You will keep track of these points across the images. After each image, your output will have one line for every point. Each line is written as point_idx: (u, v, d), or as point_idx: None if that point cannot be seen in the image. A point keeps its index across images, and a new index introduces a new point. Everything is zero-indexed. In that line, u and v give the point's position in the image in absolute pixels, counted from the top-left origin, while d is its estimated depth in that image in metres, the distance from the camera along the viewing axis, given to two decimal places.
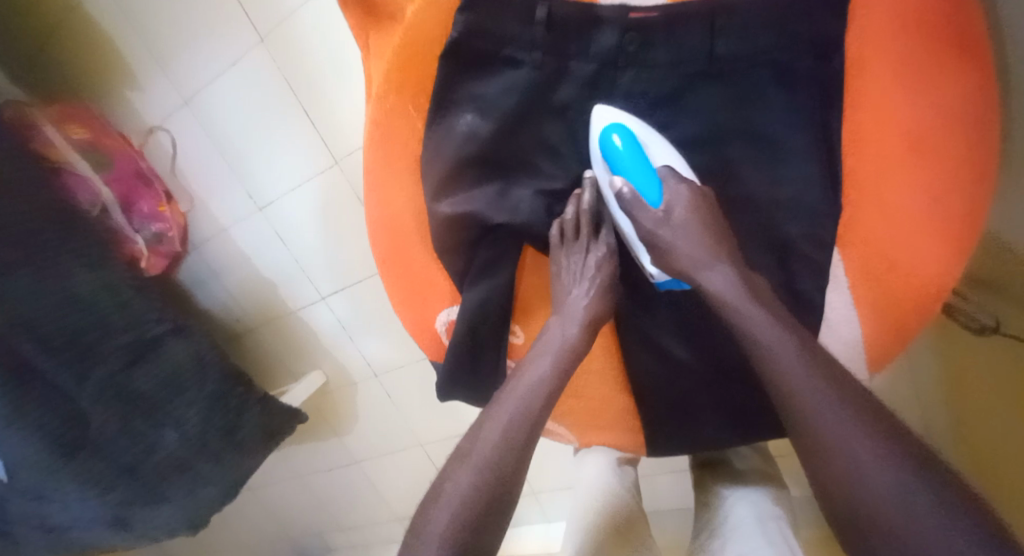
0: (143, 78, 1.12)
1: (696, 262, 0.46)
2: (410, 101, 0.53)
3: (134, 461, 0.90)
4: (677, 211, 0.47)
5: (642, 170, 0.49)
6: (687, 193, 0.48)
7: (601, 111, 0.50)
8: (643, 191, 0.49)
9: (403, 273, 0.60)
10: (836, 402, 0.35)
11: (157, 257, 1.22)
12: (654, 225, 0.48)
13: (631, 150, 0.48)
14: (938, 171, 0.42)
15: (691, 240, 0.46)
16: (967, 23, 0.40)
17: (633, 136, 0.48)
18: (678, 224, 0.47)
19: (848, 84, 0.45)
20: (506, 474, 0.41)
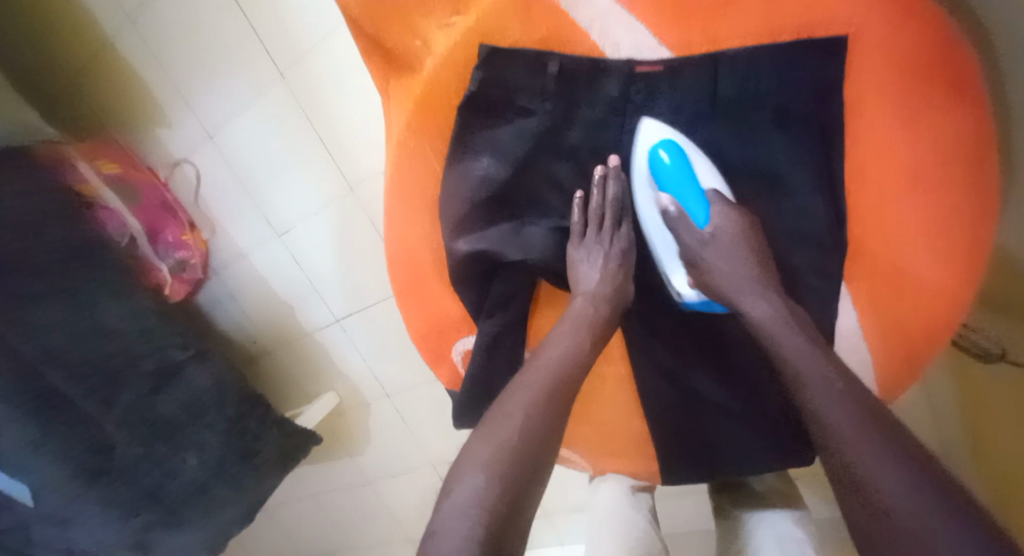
0: (170, 113, 1.17)
1: (738, 283, 0.49)
2: (429, 144, 0.56)
3: (157, 484, 0.90)
4: (723, 237, 0.51)
5: (689, 189, 0.53)
6: (732, 218, 0.51)
7: (647, 125, 0.53)
8: (690, 211, 0.54)
9: (419, 306, 0.62)
10: (844, 407, 0.37)
11: (182, 283, 1.25)
12: (695, 244, 0.53)
13: (678, 168, 0.52)
14: (939, 208, 0.43)
15: (732, 265, 0.50)
16: (958, 66, 0.40)
17: (682, 155, 0.52)
18: (721, 246, 0.51)
19: (847, 127, 0.46)
20: (528, 464, 0.40)
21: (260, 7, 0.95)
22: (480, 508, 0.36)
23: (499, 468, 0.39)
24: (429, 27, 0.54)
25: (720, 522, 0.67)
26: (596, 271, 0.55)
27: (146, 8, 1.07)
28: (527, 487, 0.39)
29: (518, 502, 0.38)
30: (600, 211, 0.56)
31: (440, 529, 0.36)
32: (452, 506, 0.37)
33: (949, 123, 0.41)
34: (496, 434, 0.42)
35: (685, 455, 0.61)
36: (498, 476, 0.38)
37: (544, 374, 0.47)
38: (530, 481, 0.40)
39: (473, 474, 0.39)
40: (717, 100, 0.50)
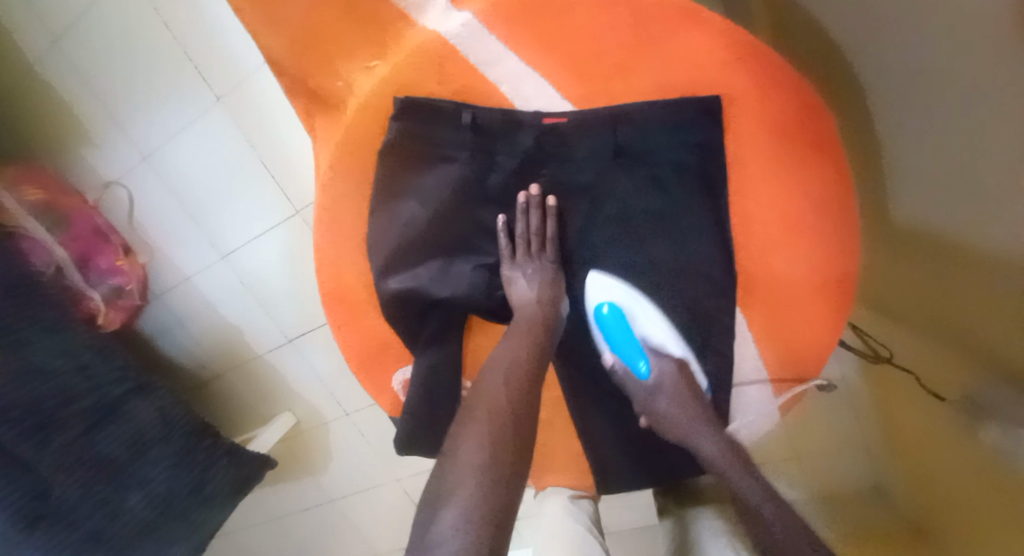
0: (98, 135, 1.13)
1: (681, 425, 0.55)
2: (357, 187, 0.59)
3: (98, 526, 0.87)
4: (664, 388, 0.56)
5: (627, 342, 0.58)
6: (667, 370, 0.57)
7: (594, 278, 0.60)
8: (631, 361, 0.59)
9: (360, 340, 0.64)
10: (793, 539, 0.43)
11: (117, 310, 1.19)
12: (645, 395, 0.57)
13: (615, 320, 0.58)
14: (813, 243, 0.51)
15: (677, 410, 0.55)
16: (812, 124, 0.49)
17: (621, 311, 0.58)
18: (668, 392, 0.56)
19: (731, 177, 0.53)
20: (513, 468, 0.43)
21: (194, 34, 0.94)
22: (478, 518, 0.38)
23: (490, 476, 0.41)
24: (350, 69, 0.56)
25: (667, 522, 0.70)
26: (528, 289, 0.57)
27: (69, 29, 1.03)
28: (513, 488, 0.42)
29: (508, 507, 0.41)
30: (526, 237, 0.59)
31: (440, 544, 0.37)
32: (448, 518, 0.39)
33: (814, 171, 0.50)
34: (481, 439, 0.44)
35: (621, 469, 0.64)
36: (487, 484, 0.41)
37: (510, 369, 0.50)
38: (515, 483, 0.43)
39: (466, 484, 0.41)
40: (621, 149, 0.54)
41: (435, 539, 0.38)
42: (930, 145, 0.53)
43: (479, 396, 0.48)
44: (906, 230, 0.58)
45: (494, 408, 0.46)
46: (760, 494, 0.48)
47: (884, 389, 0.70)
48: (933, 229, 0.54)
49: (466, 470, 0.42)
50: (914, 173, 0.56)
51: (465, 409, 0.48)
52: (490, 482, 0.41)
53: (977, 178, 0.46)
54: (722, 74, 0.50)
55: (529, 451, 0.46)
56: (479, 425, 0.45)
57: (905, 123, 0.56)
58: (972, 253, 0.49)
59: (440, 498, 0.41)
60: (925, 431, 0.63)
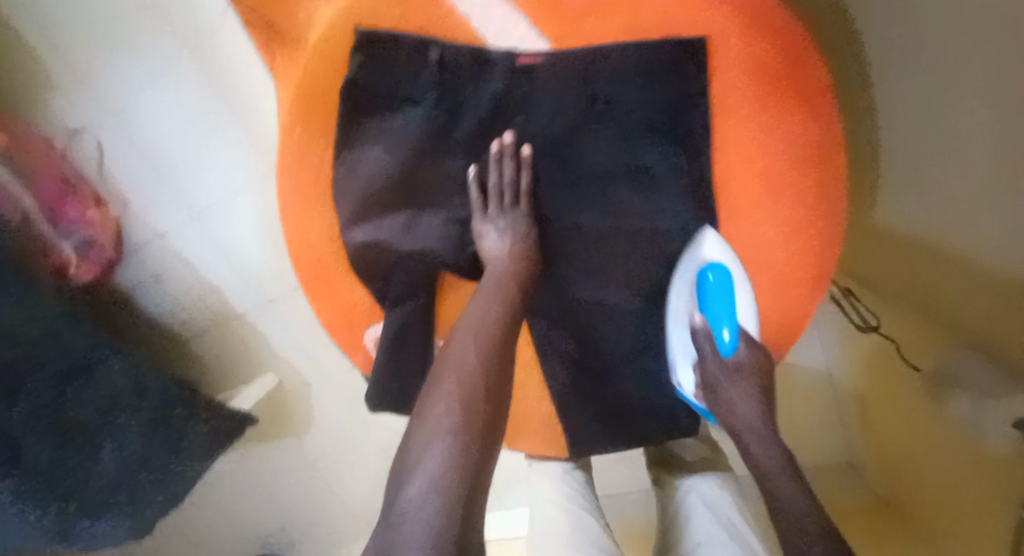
0: (53, 73, 1.01)
1: (738, 402, 0.51)
2: (320, 132, 0.55)
3: (72, 489, 0.84)
4: (742, 372, 0.51)
5: (723, 316, 0.53)
6: (755, 355, 0.52)
7: (710, 238, 0.54)
8: (715, 327, 0.54)
9: (329, 296, 0.62)
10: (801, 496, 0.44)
11: (89, 266, 1.07)
12: (716, 369, 0.52)
13: (720, 288, 0.53)
14: (794, 206, 0.50)
15: (741, 394, 0.51)
16: (801, 77, 0.47)
17: (727, 278, 0.53)
18: (742, 381, 0.51)
19: (716, 126, 0.51)
20: (484, 429, 0.41)
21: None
22: (448, 482, 0.37)
23: (459, 438, 0.39)
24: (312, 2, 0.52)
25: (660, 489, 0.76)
26: (499, 244, 0.54)
27: None
28: (486, 451, 0.40)
29: (479, 470, 0.39)
30: (498, 189, 0.55)
31: (410, 514, 0.35)
32: (415, 487, 0.37)
33: (807, 129, 0.48)
34: (450, 400, 0.42)
35: (593, 432, 0.64)
36: (458, 445, 0.39)
37: (482, 323, 0.48)
38: (488, 442, 0.41)
39: (436, 447, 0.39)
40: (593, 99, 0.53)
41: (404, 509, 0.36)
42: (920, 120, 0.52)
43: (448, 354, 0.46)
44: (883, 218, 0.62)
45: (461, 365, 0.44)
46: (779, 445, 0.48)
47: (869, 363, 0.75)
48: (923, 219, 0.54)
49: (435, 435, 0.40)
50: (901, 149, 0.56)
51: (434, 368, 0.46)
52: (460, 445, 0.39)
53: (956, 155, 0.47)
54: (700, 13, 0.48)
55: (501, 409, 0.44)
56: (448, 385, 0.43)
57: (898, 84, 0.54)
58: (948, 236, 0.51)
59: (408, 464, 0.39)
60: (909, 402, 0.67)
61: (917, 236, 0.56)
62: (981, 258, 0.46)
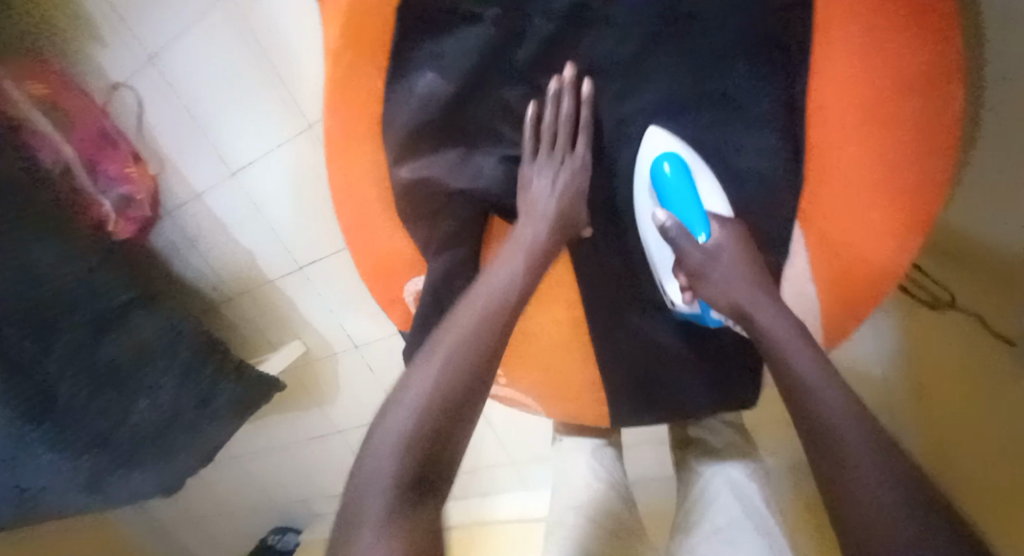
0: (95, 24, 1.00)
1: (728, 288, 0.49)
2: (370, 59, 0.51)
3: (105, 430, 0.89)
4: (722, 251, 0.51)
5: (688, 207, 0.53)
6: (733, 232, 0.51)
7: (654, 134, 0.54)
8: (690, 226, 0.53)
9: (370, 244, 0.59)
10: (865, 433, 0.37)
11: (127, 222, 1.13)
12: (700, 259, 0.51)
13: (679, 177, 0.53)
14: (898, 142, 0.42)
15: (735, 277, 0.49)
16: None
17: (683, 166, 0.53)
18: (726, 265, 0.50)
19: (813, 51, 0.45)
20: (479, 372, 0.45)
21: None
22: (428, 405, 0.41)
23: (450, 373, 0.44)
24: None
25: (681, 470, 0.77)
26: (549, 189, 0.54)
27: None
28: (474, 390, 0.44)
29: (464, 406, 0.43)
30: (553, 128, 0.54)
31: (391, 418, 0.41)
32: (371, 461, 0.39)
33: (915, 48, 0.39)
34: (452, 341, 0.46)
35: (633, 403, 0.61)
36: (429, 407, 0.41)
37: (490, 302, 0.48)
38: (475, 384, 0.44)
39: (427, 374, 0.44)
40: (676, 18, 0.48)
41: (388, 411, 0.42)
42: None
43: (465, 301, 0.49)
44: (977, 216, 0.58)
45: (469, 314, 0.48)
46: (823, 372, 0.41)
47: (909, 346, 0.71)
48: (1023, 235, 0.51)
49: (429, 368, 0.44)
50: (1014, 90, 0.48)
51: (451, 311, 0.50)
52: (449, 379, 0.43)
53: None
54: None
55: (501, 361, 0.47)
56: (456, 329, 0.47)
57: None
58: None
59: (404, 384, 0.44)
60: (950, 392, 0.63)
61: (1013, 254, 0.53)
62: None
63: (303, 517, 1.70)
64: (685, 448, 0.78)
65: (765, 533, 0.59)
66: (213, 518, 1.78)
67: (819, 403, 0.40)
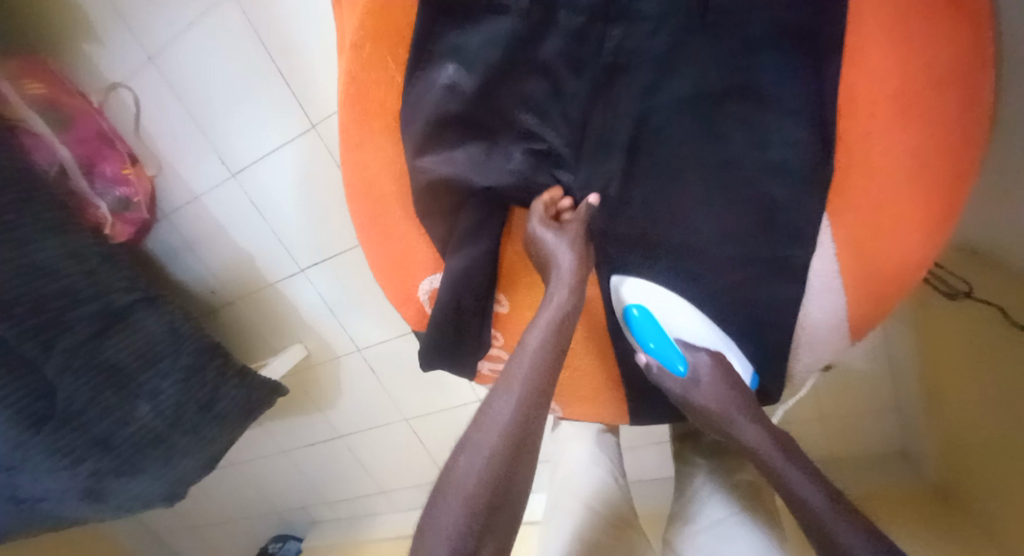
0: (94, 24, 0.98)
1: (713, 409, 0.55)
2: (388, 51, 0.52)
3: (108, 432, 0.86)
4: (700, 381, 0.56)
5: (659, 341, 0.58)
6: (705, 364, 0.56)
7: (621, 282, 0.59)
8: (669, 363, 0.58)
9: (387, 243, 0.61)
10: (855, 528, 0.42)
11: (124, 224, 1.10)
12: (679, 390, 0.58)
13: (647, 323, 0.58)
14: (929, 134, 0.41)
15: (718, 404, 0.55)
16: None
17: (650, 313, 0.57)
18: (706, 387, 0.56)
19: (847, 38, 0.42)
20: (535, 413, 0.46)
21: None
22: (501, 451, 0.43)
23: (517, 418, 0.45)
24: None
25: (677, 464, 0.79)
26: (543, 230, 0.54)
27: None
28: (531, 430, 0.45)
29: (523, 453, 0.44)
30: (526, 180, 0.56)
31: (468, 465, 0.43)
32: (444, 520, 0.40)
33: (947, 40, 0.38)
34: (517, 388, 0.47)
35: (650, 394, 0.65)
36: (493, 467, 0.42)
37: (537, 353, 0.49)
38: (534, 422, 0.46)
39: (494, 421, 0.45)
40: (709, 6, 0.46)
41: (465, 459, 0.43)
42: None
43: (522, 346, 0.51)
44: (983, 215, 0.58)
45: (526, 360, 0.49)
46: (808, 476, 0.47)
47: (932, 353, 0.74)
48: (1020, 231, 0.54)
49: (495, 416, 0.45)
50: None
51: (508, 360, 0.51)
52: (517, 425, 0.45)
53: None
54: None
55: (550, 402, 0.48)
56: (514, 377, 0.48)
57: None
58: None
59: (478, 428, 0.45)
60: (967, 417, 0.68)
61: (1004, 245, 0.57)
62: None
63: (304, 524, 1.68)
64: (682, 441, 0.80)
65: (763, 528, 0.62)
66: (211, 526, 1.75)
67: (824, 521, 0.43)
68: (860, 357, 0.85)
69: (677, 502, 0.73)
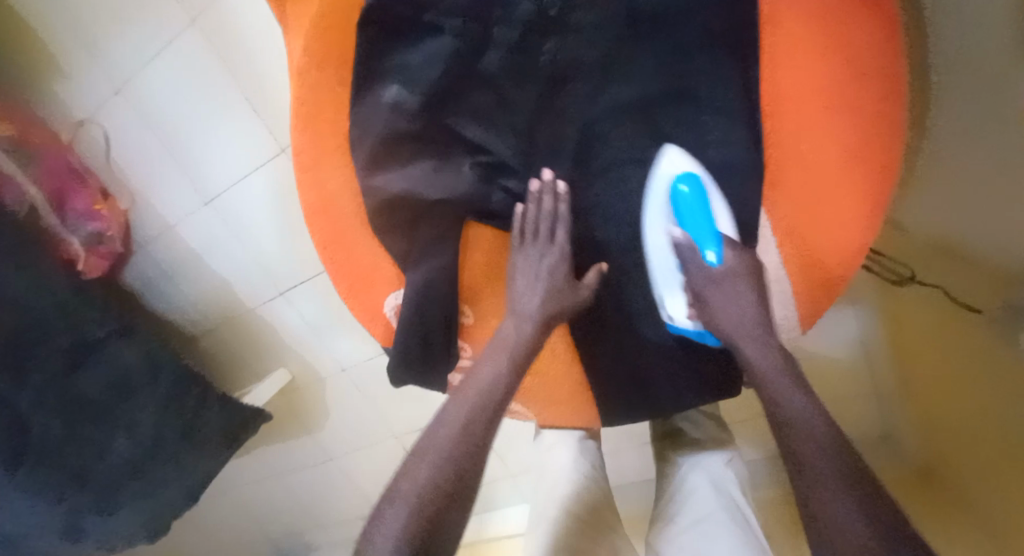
0: (58, 62, 0.99)
1: (731, 312, 0.50)
2: (335, 76, 0.54)
3: (84, 466, 0.86)
4: (728, 277, 0.51)
5: (699, 222, 0.53)
6: (741, 260, 0.51)
7: (671, 154, 0.55)
8: (699, 243, 0.53)
9: (345, 260, 0.59)
10: (833, 458, 0.37)
11: (98, 258, 1.08)
12: (702, 280, 0.52)
13: (696, 198, 0.53)
14: (852, 125, 0.46)
15: (733, 306, 0.50)
16: None
17: (700, 186, 0.54)
18: (727, 287, 0.51)
19: (763, 40, 0.50)
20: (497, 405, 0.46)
21: None
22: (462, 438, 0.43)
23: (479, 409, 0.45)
24: None
25: (658, 465, 0.79)
26: (530, 284, 0.55)
27: None
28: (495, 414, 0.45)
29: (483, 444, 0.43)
30: (534, 223, 0.58)
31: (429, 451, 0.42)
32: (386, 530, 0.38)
33: (858, 36, 0.43)
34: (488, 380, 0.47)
35: (624, 400, 0.62)
36: (455, 453, 0.42)
37: (511, 354, 0.50)
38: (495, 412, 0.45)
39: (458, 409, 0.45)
40: None
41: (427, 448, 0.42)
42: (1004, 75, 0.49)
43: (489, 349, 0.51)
44: (922, 211, 0.68)
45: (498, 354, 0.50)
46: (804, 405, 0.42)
47: (902, 330, 0.75)
48: (953, 220, 0.64)
49: (458, 410, 0.45)
50: (961, 92, 0.55)
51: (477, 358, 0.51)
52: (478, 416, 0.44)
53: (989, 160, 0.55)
54: None
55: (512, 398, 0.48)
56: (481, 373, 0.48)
57: (957, 17, 0.52)
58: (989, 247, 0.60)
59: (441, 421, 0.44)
60: (952, 390, 0.67)
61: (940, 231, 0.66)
62: (1014, 256, 0.54)
63: (298, 549, 1.66)
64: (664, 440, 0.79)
65: (744, 524, 0.62)
66: None
67: (804, 445, 0.39)
68: (838, 346, 0.79)
69: (659, 505, 0.73)
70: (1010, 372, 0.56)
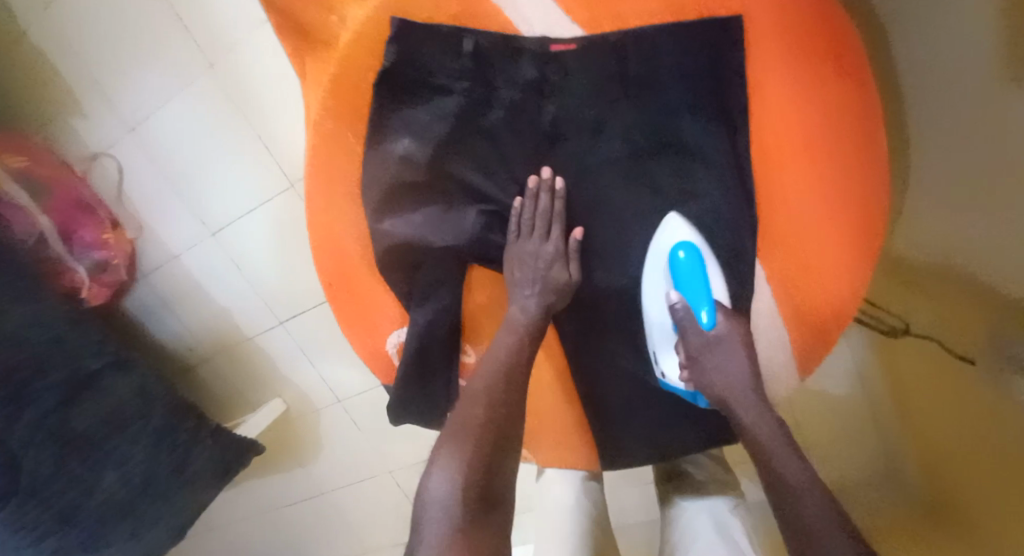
0: (77, 100, 1.02)
1: (726, 373, 0.52)
2: (348, 127, 0.58)
3: (72, 506, 0.83)
4: (721, 343, 0.53)
5: (695, 286, 0.56)
6: (730, 331, 0.53)
7: (672, 221, 0.58)
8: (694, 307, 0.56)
9: (349, 301, 0.62)
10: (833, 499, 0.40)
11: (101, 288, 1.10)
12: (698, 344, 0.54)
13: (691, 267, 0.56)
14: (831, 179, 0.52)
15: (732, 369, 0.52)
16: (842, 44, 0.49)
17: (697, 255, 0.56)
18: (723, 352, 0.53)
19: (750, 106, 0.54)
20: (505, 419, 0.47)
21: None
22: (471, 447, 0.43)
23: (484, 423, 0.46)
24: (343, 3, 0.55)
25: (664, 507, 0.78)
26: (529, 283, 0.58)
27: None
28: (506, 425, 0.47)
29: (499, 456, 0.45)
30: (530, 221, 0.59)
31: (437, 474, 0.42)
32: (438, 481, 0.42)
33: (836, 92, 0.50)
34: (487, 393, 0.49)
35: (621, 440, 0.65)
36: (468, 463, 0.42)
37: (506, 352, 0.53)
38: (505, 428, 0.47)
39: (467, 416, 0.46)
40: None
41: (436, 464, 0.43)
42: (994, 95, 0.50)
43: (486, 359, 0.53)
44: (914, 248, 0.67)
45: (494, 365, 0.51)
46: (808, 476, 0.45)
47: (893, 371, 0.76)
48: (948, 246, 0.62)
49: (468, 416, 0.46)
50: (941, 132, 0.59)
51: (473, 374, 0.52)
52: (482, 425, 0.45)
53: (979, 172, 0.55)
54: None
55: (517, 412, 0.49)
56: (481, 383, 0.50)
57: (936, 71, 0.57)
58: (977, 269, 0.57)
59: (450, 434, 0.45)
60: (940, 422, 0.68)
61: (932, 255, 0.65)
62: (995, 276, 0.55)
63: None
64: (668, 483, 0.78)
65: None
66: None
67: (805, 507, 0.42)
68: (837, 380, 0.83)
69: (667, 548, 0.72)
70: (990, 413, 0.59)
